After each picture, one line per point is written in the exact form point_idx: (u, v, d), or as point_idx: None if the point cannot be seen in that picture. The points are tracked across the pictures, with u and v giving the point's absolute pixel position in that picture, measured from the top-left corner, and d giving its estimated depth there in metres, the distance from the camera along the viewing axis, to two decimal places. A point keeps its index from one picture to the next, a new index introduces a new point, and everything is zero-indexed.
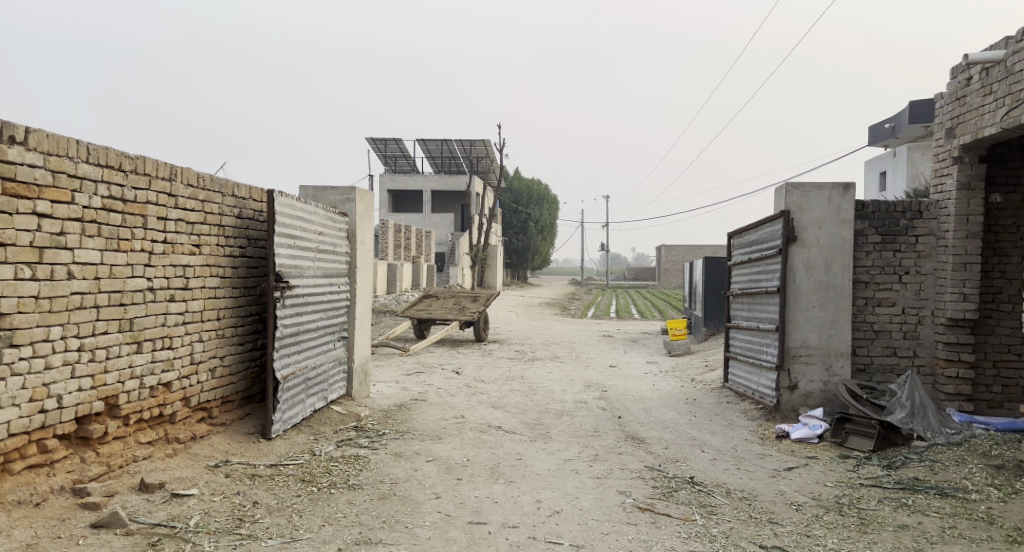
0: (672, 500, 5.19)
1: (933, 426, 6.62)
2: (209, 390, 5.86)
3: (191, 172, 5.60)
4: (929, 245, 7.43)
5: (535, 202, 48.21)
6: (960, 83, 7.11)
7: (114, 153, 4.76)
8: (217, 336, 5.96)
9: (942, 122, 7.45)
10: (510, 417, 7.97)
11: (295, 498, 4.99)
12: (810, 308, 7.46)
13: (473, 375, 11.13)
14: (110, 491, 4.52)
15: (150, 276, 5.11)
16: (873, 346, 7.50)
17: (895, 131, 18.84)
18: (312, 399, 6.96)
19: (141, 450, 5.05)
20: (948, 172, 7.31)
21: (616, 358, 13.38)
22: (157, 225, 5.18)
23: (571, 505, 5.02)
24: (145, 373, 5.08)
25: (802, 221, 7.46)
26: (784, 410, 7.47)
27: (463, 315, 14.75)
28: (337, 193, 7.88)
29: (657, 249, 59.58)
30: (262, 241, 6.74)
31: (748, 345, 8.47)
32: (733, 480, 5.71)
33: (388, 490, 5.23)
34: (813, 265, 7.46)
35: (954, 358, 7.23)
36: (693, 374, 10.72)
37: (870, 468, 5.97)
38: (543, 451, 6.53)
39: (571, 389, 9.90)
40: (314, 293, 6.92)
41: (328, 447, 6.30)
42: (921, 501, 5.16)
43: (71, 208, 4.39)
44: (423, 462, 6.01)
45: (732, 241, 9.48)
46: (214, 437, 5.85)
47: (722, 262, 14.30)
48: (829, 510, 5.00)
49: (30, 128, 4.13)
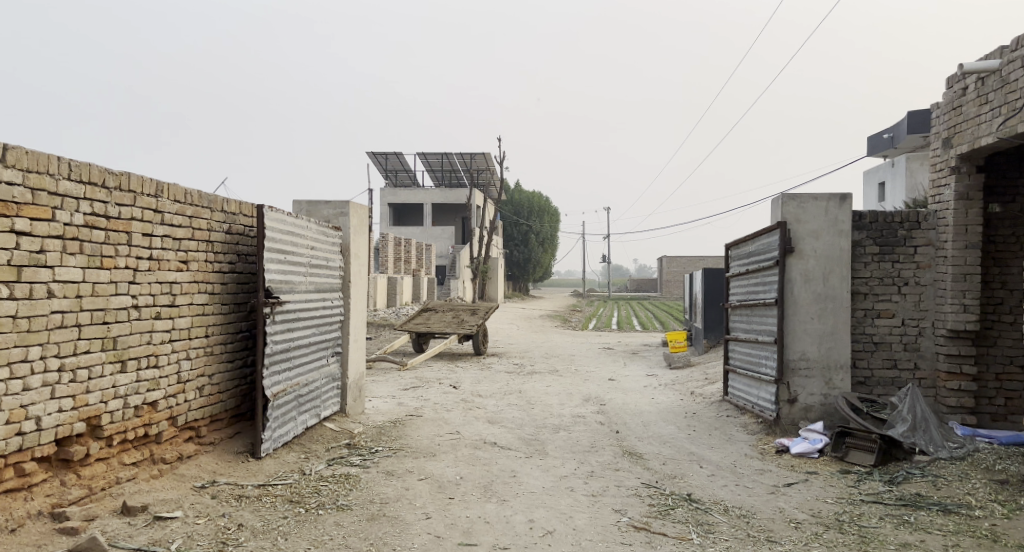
0: (668, 519, 5.06)
1: (935, 440, 6.48)
2: (196, 409, 5.75)
3: (178, 188, 5.53)
4: (928, 255, 7.35)
5: (536, 215, 48.28)
6: (956, 92, 7.03)
7: (97, 169, 4.70)
8: (204, 354, 5.86)
9: (939, 132, 7.36)
10: (506, 432, 7.85)
11: (282, 519, 4.88)
12: (808, 320, 7.36)
13: (471, 389, 11.01)
14: (89, 515, 4.42)
15: (135, 294, 5.03)
16: (873, 359, 7.39)
17: (894, 141, 18.71)
18: (304, 416, 6.86)
19: (124, 471, 4.95)
20: (946, 182, 7.23)
21: (616, 371, 13.24)
22: (143, 242, 5.11)
23: (564, 524, 4.91)
24: (129, 393, 4.99)
25: (799, 232, 7.37)
26: (784, 424, 7.34)
27: (462, 328, 14.66)
28: (330, 207, 7.81)
29: (659, 261, 59.47)
30: (252, 256, 6.67)
31: (748, 357, 8.35)
32: (731, 497, 5.59)
33: (377, 511, 5.12)
34: (811, 276, 7.37)
35: (956, 370, 7.12)
36: (693, 387, 10.58)
37: (872, 484, 5.84)
38: (539, 468, 6.41)
39: (569, 403, 9.77)
40: (306, 309, 6.83)
41: (319, 466, 6.19)
42: (924, 518, 5.03)
43: (51, 226, 4.32)
44: (414, 481, 5.89)
45: (729, 252, 9.39)
46: (202, 457, 5.75)
47: (722, 273, 14.32)
48: (829, 528, 4.88)
49: (9, 145, 4.07)
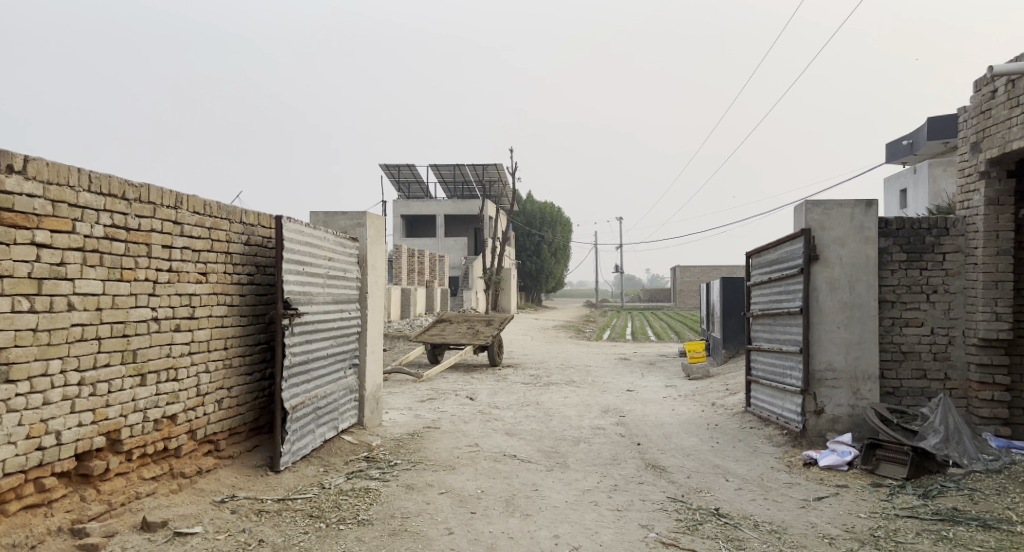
0: (697, 534, 4.92)
1: (969, 451, 6.31)
2: (215, 422, 5.69)
3: (197, 200, 5.50)
4: (957, 262, 7.20)
5: (551, 226, 48.26)
6: (985, 95, 6.89)
7: (117, 181, 4.67)
8: (224, 367, 5.82)
9: (966, 136, 7.22)
10: (525, 445, 7.74)
11: (303, 535, 4.79)
12: (834, 329, 7.21)
13: (488, 400, 10.88)
14: (109, 531, 4.35)
15: (154, 306, 4.98)
16: (902, 369, 7.23)
17: (913, 148, 18.49)
18: (322, 428, 6.78)
19: (144, 486, 4.90)
20: (975, 188, 7.09)
21: (633, 382, 13.07)
22: (162, 253, 5.07)
23: (591, 540, 4.78)
24: (149, 406, 4.94)
25: (823, 239, 7.24)
26: (811, 436, 7.19)
27: (477, 339, 14.55)
28: (348, 218, 7.77)
29: (674, 271, 59.14)
30: (270, 268, 6.63)
31: (771, 368, 8.20)
32: (760, 511, 5.44)
33: (398, 526, 5.02)
34: (836, 284, 7.22)
35: (988, 380, 6.94)
36: (714, 398, 10.41)
37: (905, 498, 5.67)
38: (561, 481, 6.28)
39: (588, 415, 9.61)
40: (324, 320, 6.78)
41: (338, 480, 6.10)
42: (963, 533, 4.87)
43: (72, 237, 4.29)
44: (435, 495, 5.79)
45: (750, 261, 9.25)
46: (221, 471, 5.68)
47: (741, 281, 14.24)
48: (864, 544, 4.72)
49: (29, 156, 4.05)
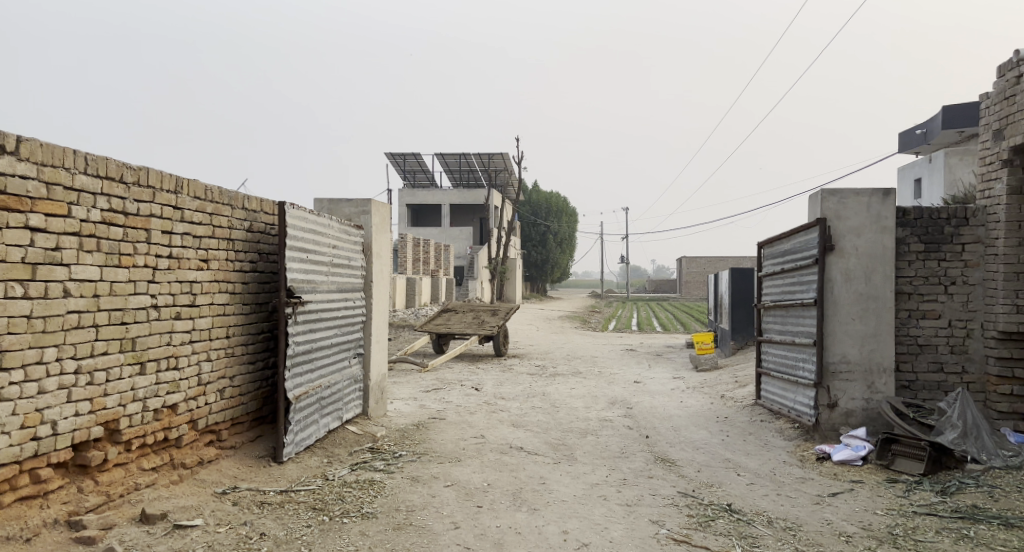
0: (709, 531, 4.79)
1: (988, 447, 6.15)
2: (217, 411, 5.59)
3: (198, 185, 5.36)
4: (977, 253, 7.03)
5: (558, 218, 48.15)
6: (1009, 81, 6.67)
7: (115, 163, 4.53)
8: (226, 356, 5.71)
9: (988, 123, 7.02)
10: (532, 437, 7.61)
11: (305, 528, 4.68)
12: (849, 321, 7.05)
13: (493, 391, 10.74)
14: (107, 523, 4.24)
15: (153, 293, 4.86)
16: (918, 362, 7.09)
17: (926, 138, 18.34)
18: (325, 419, 6.66)
19: (143, 477, 4.79)
20: (997, 176, 6.90)
21: (641, 373, 12.95)
22: (162, 239, 4.95)
23: (601, 536, 4.65)
24: (149, 396, 4.82)
25: (839, 229, 7.07)
26: (824, 430, 7.05)
27: (483, 330, 14.44)
28: (352, 205, 7.62)
29: (680, 262, 58.86)
30: (274, 255, 6.51)
31: (783, 360, 8.05)
32: (774, 507, 5.31)
33: (403, 520, 4.91)
34: (852, 275, 7.05)
35: (1007, 374, 6.78)
36: (723, 390, 10.25)
37: (923, 494, 5.53)
38: (568, 475, 6.16)
39: (596, 407, 9.48)
40: (328, 309, 6.65)
41: (343, 471, 5.99)
42: (985, 532, 4.73)
43: (68, 222, 4.16)
44: (441, 487, 5.67)
45: (761, 252, 9.08)
46: (223, 462, 5.59)
47: (753, 273, 13.98)
48: (882, 543, 4.58)
49: (23, 137, 3.91)
